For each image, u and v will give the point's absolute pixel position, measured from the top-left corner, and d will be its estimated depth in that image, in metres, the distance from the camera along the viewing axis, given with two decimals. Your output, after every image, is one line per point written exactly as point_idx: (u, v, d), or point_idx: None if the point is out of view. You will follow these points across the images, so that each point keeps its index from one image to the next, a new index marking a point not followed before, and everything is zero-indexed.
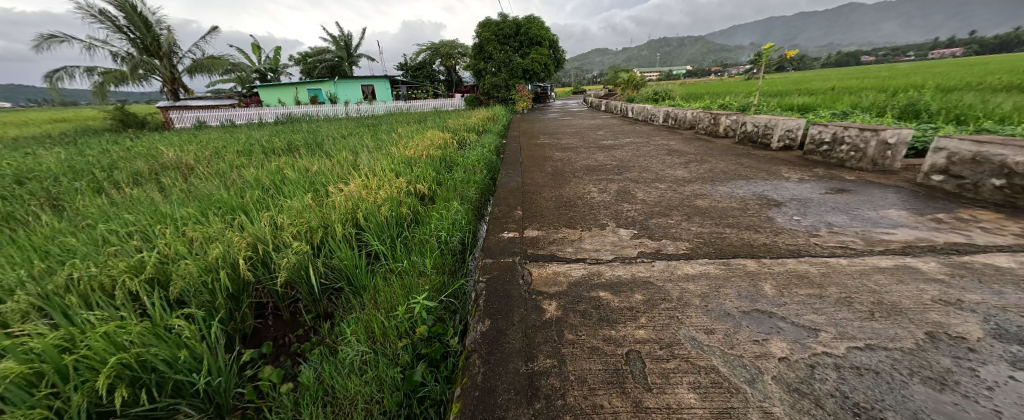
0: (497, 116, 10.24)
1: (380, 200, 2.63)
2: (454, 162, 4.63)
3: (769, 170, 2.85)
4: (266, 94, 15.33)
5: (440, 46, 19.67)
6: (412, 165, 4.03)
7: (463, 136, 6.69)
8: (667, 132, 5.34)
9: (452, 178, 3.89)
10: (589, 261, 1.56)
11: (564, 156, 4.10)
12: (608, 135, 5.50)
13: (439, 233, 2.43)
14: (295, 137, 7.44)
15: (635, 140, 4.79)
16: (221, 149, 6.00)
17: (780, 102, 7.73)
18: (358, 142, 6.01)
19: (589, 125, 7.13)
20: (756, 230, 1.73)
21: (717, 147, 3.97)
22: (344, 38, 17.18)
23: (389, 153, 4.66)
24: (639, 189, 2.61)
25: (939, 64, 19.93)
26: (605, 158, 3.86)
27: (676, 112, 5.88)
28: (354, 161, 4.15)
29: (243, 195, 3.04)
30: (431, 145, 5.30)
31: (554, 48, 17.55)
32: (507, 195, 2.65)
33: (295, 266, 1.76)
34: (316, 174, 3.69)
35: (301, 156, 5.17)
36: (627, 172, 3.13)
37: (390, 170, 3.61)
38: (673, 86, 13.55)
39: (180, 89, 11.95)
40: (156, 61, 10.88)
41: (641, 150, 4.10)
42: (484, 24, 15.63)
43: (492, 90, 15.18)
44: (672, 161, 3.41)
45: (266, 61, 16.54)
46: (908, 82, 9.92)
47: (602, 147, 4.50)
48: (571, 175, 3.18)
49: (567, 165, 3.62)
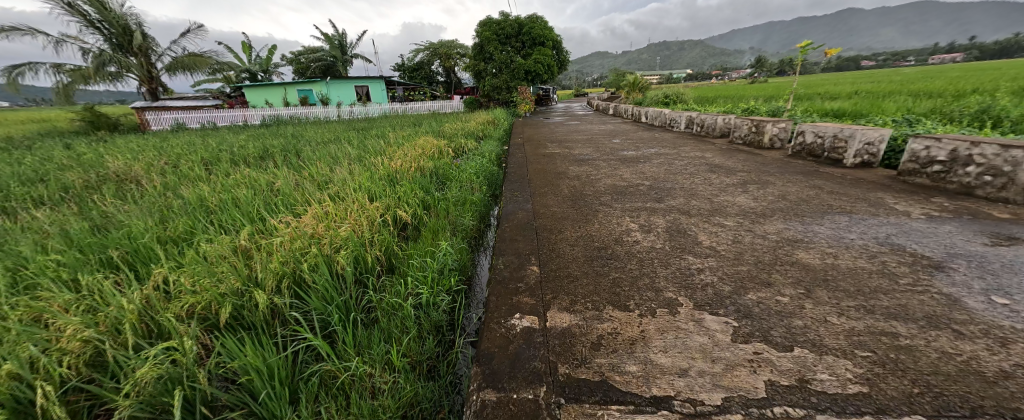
0: (498, 120, 9.53)
1: (340, 241, 1.92)
2: (448, 176, 3.97)
3: (867, 199, 2.13)
4: (254, 95, 14.61)
5: (438, 46, 18.97)
6: (396, 182, 3.36)
7: (459, 143, 5.97)
8: (696, 142, 4.63)
9: (443, 198, 3.22)
10: (681, 412, 0.82)
11: (581, 172, 3.38)
12: (627, 144, 4.83)
13: (421, 292, 1.73)
14: (273, 143, 6.74)
15: (661, 151, 4.09)
16: (183, 157, 5.30)
17: (811, 106, 7.02)
18: (339, 150, 5.30)
19: (601, 132, 6.41)
20: (957, 333, 0.99)
21: (768, 162, 3.25)
22: (338, 37, 16.51)
23: (373, 165, 4.00)
24: (697, 227, 1.90)
25: (951, 69, 19.35)
26: (632, 175, 3.15)
27: (702, 117, 5.20)
28: (327, 176, 3.47)
29: (166, 224, 2.34)
30: (422, 155, 4.64)
31: (558, 49, 16.83)
32: (513, 236, 1.92)
33: (159, 384, 1.04)
34: (273, 193, 3.01)
35: (271, 167, 4.46)
36: (669, 198, 2.42)
37: (367, 190, 2.93)
38: (684, 89, 12.84)
39: (159, 89, 11.28)
40: (132, 58, 10.25)
41: (673, 165, 3.40)
42: (484, 22, 14.95)
43: (493, 92, 14.51)
44: (722, 182, 2.70)
45: (255, 61, 15.87)
46: (940, 86, 9.24)
47: (624, 160, 3.78)
48: (597, 201, 2.46)
49: (587, 185, 2.92)
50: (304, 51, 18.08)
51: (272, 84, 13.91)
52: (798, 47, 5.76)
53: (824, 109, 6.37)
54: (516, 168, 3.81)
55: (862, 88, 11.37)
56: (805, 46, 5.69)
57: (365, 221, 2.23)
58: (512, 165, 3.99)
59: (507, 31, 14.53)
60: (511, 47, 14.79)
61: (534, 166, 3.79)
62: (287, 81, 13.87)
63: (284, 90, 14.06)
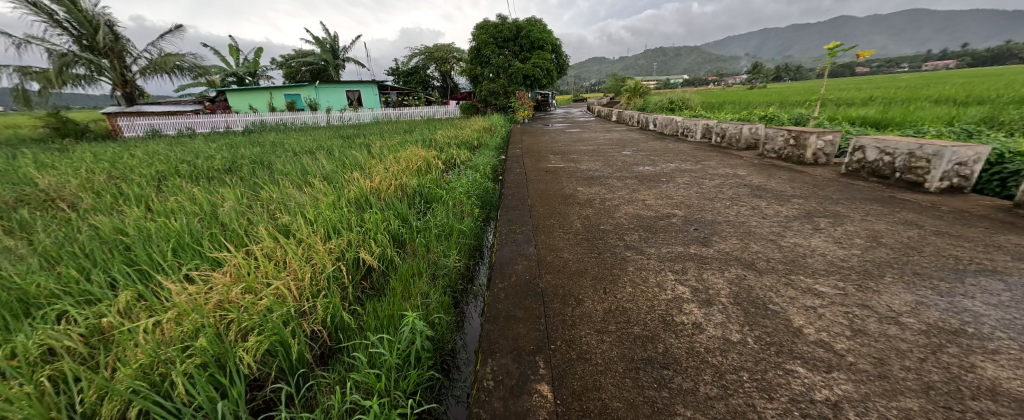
0: (495, 128, 8.97)
1: (254, 318, 1.32)
2: (433, 195, 3.40)
3: (1000, 246, 1.54)
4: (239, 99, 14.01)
5: (434, 50, 18.44)
6: (369, 208, 2.78)
7: (451, 154, 5.39)
8: (720, 154, 4.06)
9: (424, 228, 2.64)
10: None
11: (593, 195, 2.79)
12: (640, 157, 4.28)
13: (365, 409, 1.12)
14: (246, 153, 6.15)
15: (682, 168, 3.54)
16: (136, 170, 4.71)
17: (834, 113, 6.51)
18: (314, 163, 4.72)
19: (608, 142, 5.84)
20: None
21: (822, 183, 2.69)
22: (330, 41, 15.99)
23: (346, 183, 3.43)
24: (779, 297, 1.29)
25: (953, 75, 19.10)
26: (657, 200, 2.56)
27: (723, 126, 4.66)
28: (286, 198, 2.89)
29: (38, 274, 1.74)
30: (407, 170, 4.07)
31: (557, 53, 16.34)
32: (510, 310, 1.31)
33: None
34: (210, 225, 2.42)
35: (231, 184, 3.87)
36: (717, 239, 1.82)
37: (325, 218, 2.34)
38: (689, 95, 12.37)
39: (135, 93, 10.72)
40: (104, 60, 9.76)
41: (705, 187, 2.81)
42: (482, 25, 14.48)
43: (490, 97, 13.99)
44: (779, 214, 2.11)
45: (243, 65, 15.31)
46: (961, 92, 8.78)
47: (643, 179, 3.19)
48: (619, 243, 1.86)
49: (603, 216, 2.32)
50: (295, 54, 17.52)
51: (258, 88, 13.30)
52: (826, 49, 5.24)
53: (851, 116, 5.85)
54: (511, 187, 3.24)
55: (874, 94, 10.92)
56: (834, 47, 5.17)
57: (306, 276, 1.64)
58: (508, 184, 3.41)
59: (505, 35, 14.02)
60: (509, 51, 14.27)
61: (535, 185, 3.21)
62: (274, 85, 13.26)
63: (270, 94, 13.41)
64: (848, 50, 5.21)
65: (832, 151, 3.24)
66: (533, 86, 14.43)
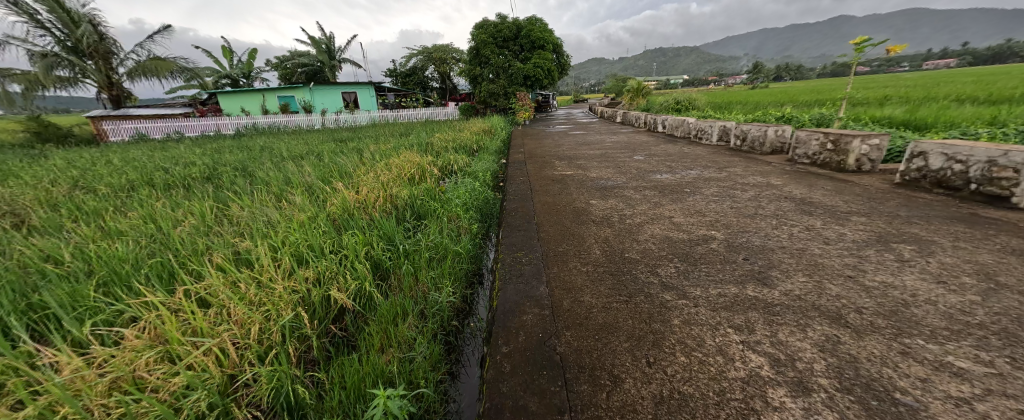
0: (495, 130, 8.59)
1: (162, 408, 0.95)
2: (426, 209, 3.04)
3: None
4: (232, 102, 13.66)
5: (433, 51, 18.11)
6: (351, 225, 2.42)
7: (448, 159, 5.02)
8: (744, 159, 3.69)
9: (413, 251, 2.26)
10: None
11: (609, 211, 2.41)
12: (654, 163, 3.92)
13: None
14: (230, 159, 5.78)
15: (705, 176, 3.17)
16: (105, 179, 4.35)
17: (855, 113, 6.14)
18: (300, 172, 4.36)
19: (616, 146, 5.47)
20: None
21: (878, 195, 2.31)
22: (326, 42, 15.68)
23: (329, 195, 3.06)
24: (905, 380, 0.90)
25: (961, 73, 18.76)
26: (686, 217, 2.18)
27: (743, 128, 4.30)
28: (257, 215, 2.51)
29: None
30: (399, 179, 3.71)
31: (558, 53, 15.98)
32: (519, 398, 0.92)
33: None
34: (158, 250, 2.04)
35: (204, 196, 3.50)
36: (778, 275, 1.43)
37: (296, 241, 1.97)
38: (695, 95, 12.03)
39: (122, 95, 10.39)
40: (89, 62, 9.44)
41: (738, 200, 2.43)
42: (481, 25, 14.14)
43: (490, 99, 13.64)
44: (844, 238, 1.72)
45: (236, 66, 14.97)
46: (981, 92, 8.44)
47: (663, 190, 2.82)
48: (652, 280, 1.48)
49: (625, 239, 1.94)
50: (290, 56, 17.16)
51: (251, 90, 12.94)
52: (852, 44, 4.86)
53: (876, 117, 5.48)
54: (513, 199, 2.87)
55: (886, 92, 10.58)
56: (861, 42, 4.79)
57: (252, 330, 1.26)
58: (510, 194, 3.04)
59: (505, 34, 13.66)
60: (509, 51, 13.92)
61: (541, 197, 2.83)
62: (267, 87, 12.90)
63: (263, 96, 13.04)
64: (877, 45, 4.83)
65: (877, 157, 2.86)
66: (534, 86, 14.10)
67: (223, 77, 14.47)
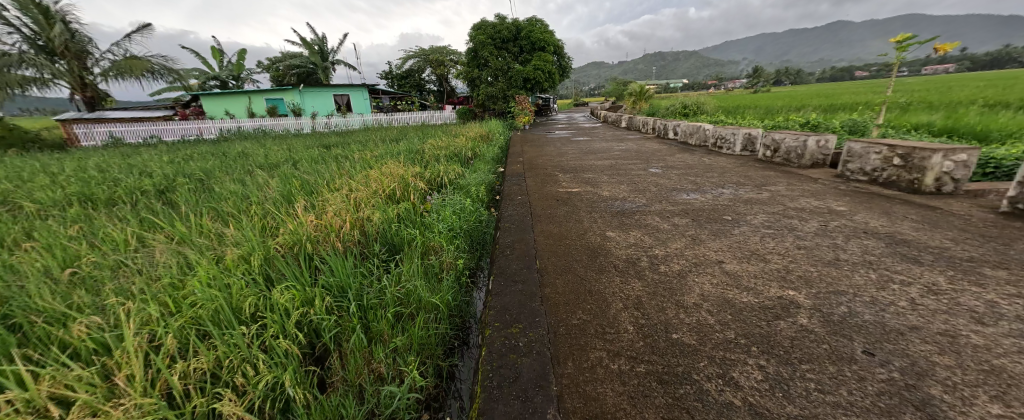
0: (492, 135, 8.05)
1: None
2: (403, 238, 2.49)
3: None
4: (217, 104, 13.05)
5: (430, 52, 17.61)
6: (297, 266, 1.86)
7: (437, 170, 4.46)
8: (783, 175, 3.13)
9: (371, 308, 1.69)
10: None
11: (635, 250, 1.84)
12: (674, 178, 3.37)
13: None
14: (196, 168, 5.20)
15: (744, 198, 2.61)
16: (36, 194, 3.76)
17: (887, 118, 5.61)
18: (264, 187, 3.80)
19: (626, 155, 4.91)
20: None
21: (992, 232, 1.75)
22: (319, 42, 15.17)
23: (282, 222, 2.50)
24: None
25: (968, 78, 18.37)
26: (743, 264, 1.60)
27: (775, 136, 3.75)
28: (176, 251, 1.94)
29: None
30: (376, 198, 3.17)
31: (558, 55, 15.52)
32: None
33: None
34: (10, 311, 1.46)
35: (137, 217, 2.92)
36: (950, 400, 0.85)
37: (201, 300, 1.40)
38: (703, 98, 11.53)
39: (97, 98, 9.82)
40: (61, 62, 8.87)
41: (804, 235, 1.86)
42: (479, 25, 13.63)
43: (488, 102, 13.12)
44: (1003, 313, 1.15)
45: (225, 68, 14.42)
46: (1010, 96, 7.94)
47: (697, 217, 2.25)
48: (731, 401, 0.90)
49: (666, 302, 1.35)
50: (281, 57, 16.63)
51: (237, 92, 12.38)
52: (893, 41, 4.34)
53: (916, 123, 4.95)
54: (505, 227, 2.31)
55: (901, 96, 10.14)
56: (903, 39, 4.28)
57: None
58: (503, 219, 2.48)
59: (504, 36, 13.17)
60: (508, 53, 13.41)
61: (543, 226, 2.25)
62: (254, 89, 12.34)
63: (250, 99, 12.47)
64: (922, 43, 4.29)
65: (964, 175, 2.31)
66: (534, 89, 13.60)
67: (210, 78, 13.92)
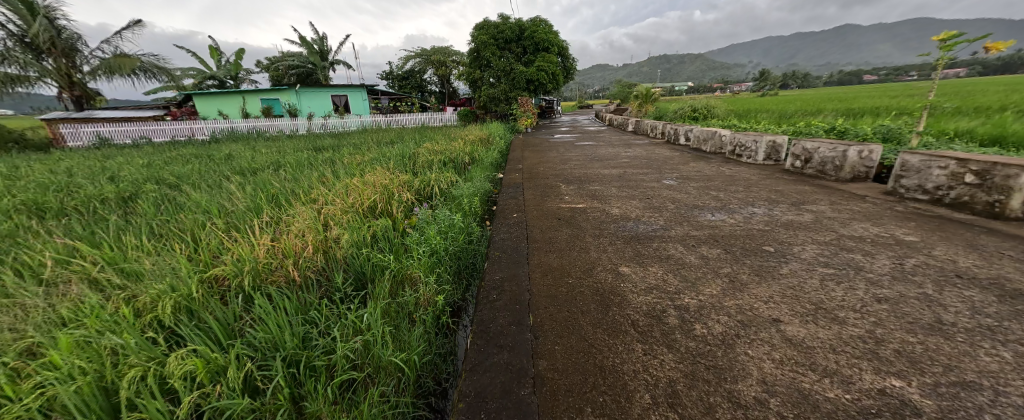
0: (492, 138, 7.66)
1: None
2: (374, 264, 2.11)
3: None
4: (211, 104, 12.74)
5: (432, 53, 17.30)
6: (227, 311, 1.48)
7: (428, 178, 4.07)
8: (821, 192, 2.71)
9: (311, 372, 1.31)
10: None
11: (659, 297, 1.42)
12: (693, 192, 2.96)
13: None
14: (171, 172, 4.85)
15: (782, 220, 2.20)
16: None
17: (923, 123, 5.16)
18: (234, 196, 3.43)
19: (635, 163, 4.50)
20: None
21: None
22: (318, 41, 14.92)
23: (234, 244, 2.13)
24: None
25: (987, 81, 17.77)
26: (810, 327, 1.17)
27: (807, 145, 3.33)
28: (82, 288, 1.56)
29: None
30: (353, 212, 2.79)
31: (562, 56, 15.13)
32: None
33: None
34: None
35: (77, 232, 2.56)
36: None
37: (60, 378, 1.03)
38: (713, 102, 11.11)
39: (86, 97, 9.56)
40: (48, 61, 8.60)
41: (879, 280, 1.43)
42: (482, 25, 13.27)
43: (490, 104, 12.74)
44: None
45: (222, 68, 14.18)
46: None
47: (731, 246, 1.84)
48: None
49: (712, 394, 0.94)
50: (281, 56, 16.37)
51: (231, 92, 12.10)
52: (936, 40, 3.96)
53: (958, 129, 4.50)
54: (495, 256, 1.90)
55: (925, 100, 9.61)
56: (948, 37, 3.86)
57: None
58: (491, 243, 2.08)
59: (507, 36, 12.81)
60: (511, 53, 13.05)
61: (540, 257, 1.84)
62: (250, 89, 12.06)
63: (244, 99, 12.19)
64: (970, 41, 3.86)
65: None
66: (538, 91, 13.20)
67: (207, 77, 13.67)
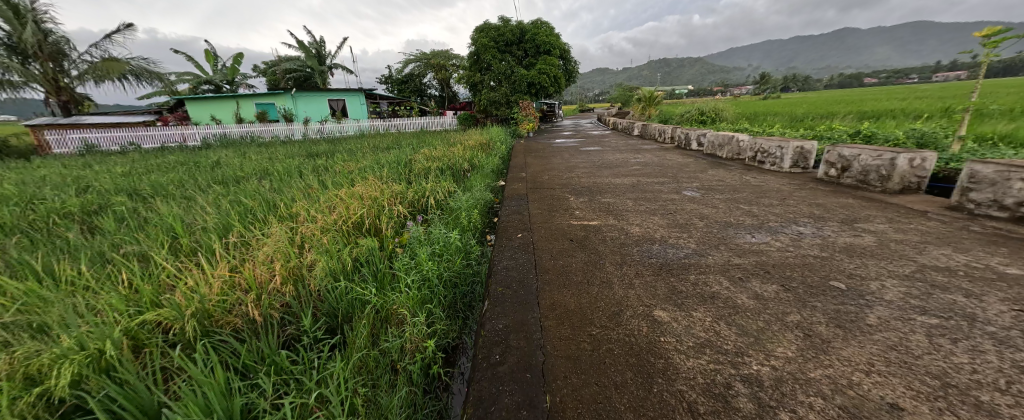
0: (493, 143, 7.34)
1: None
2: (353, 299, 1.76)
3: None
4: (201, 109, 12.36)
5: (431, 56, 17.06)
6: (146, 378, 1.13)
7: (423, 188, 3.74)
8: (871, 207, 2.37)
9: None
10: None
11: (718, 361, 1.07)
12: (721, 206, 2.62)
13: None
14: (149, 181, 4.53)
15: (838, 243, 1.85)
16: None
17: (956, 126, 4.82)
18: (208, 210, 3.10)
19: (648, 171, 4.17)
20: None
21: None
22: (315, 45, 14.69)
23: (184, 273, 1.78)
24: None
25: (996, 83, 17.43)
26: None
27: (845, 152, 3.00)
28: None
29: None
30: (336, 230, 2.44)
31: (564, 59, 14.86)
32: None
33: None
34: None
35: (12, 256, 2.22)
36: None
37: None
38: (721, 105, 10.79)
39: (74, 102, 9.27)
40: (35, 65, 8.32)
41: (1010, 339, 1.07)
42: (482, 28, 13.02)
43: (491, 107, 12.44)
44: None
45: (218, 72, 13.94)
46: None
47: (789, 282, 1.49)
48: None
49: None
50: (277, 60, 16.13)
51: (225, 96, 11.83)
52: (978, 36, 3.64)
53: (998, 132, 4.15)
54: (497, 292, 1.55)
55: (941, 101, 9.28)
56: (992, 33, 3.54)
57: None
58: (493, 273, 1.73)
59: (508, 38, 12.54)
60: (512, 56, 12.78)
61: (553, 295, 1.49)
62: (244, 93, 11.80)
63: (238, 103, 11.91)
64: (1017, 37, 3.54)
65: None
66: (539, 94, 12.92)
67: (202, 82, 13.42)
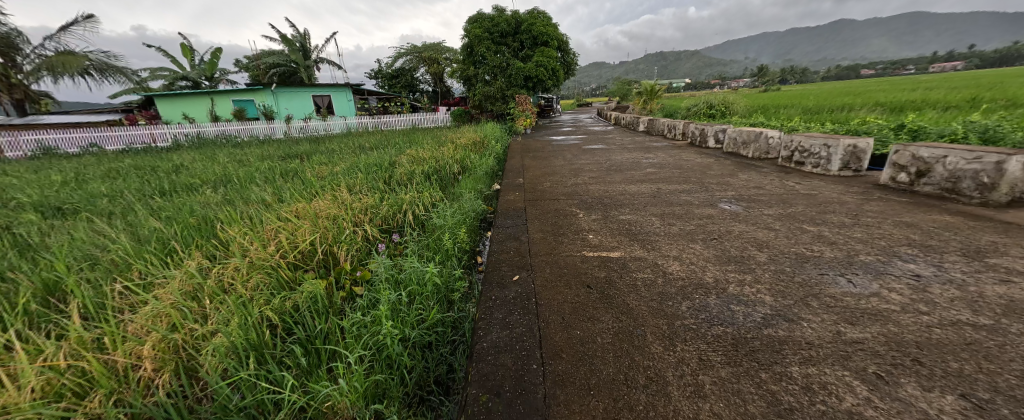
0: (487, 141, 6.69)
1: None
2: (263, 397, 1.17)
3: None
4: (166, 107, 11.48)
5: (423, 50, 16.33)
6: None
7: (401, 199, 3.10)
8: (985, 230, 1.78)
9: None
10: None
11: None
12: (777, 226, 2.03)
13: None
14: (85, 192, 3.90)
15: (989, 297, 1.25)
16: None
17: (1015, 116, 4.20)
18: (121, 234, 2.47)
19: (666, 174, 3.57)
20: None
21: None
22: (299, 37, 13.93)
23: (2, 366, 1.18)
24: None
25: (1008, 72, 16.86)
26: None
27: (922, 153, 2.40)
28: None
29: None
30: (270, 268, 1.84)
31: (561, 50, 14.15)
32: None
33: None
34: None
35: None
36: None
37: None
38: (730, 97, 10.17)
39: (28, 99, 8.55)
40: None
41: None
42: (474, 19, 12.31)
43: (485, 102, 11.82)
44: None
45: (197, 68, 13.20)
46: None
47: (977, 392, 0.88)
48: None
49: None
50: (261, 55, 15.36)
51: (198, 93, 11.11)
52: None
53: None
54: (480, 406, 0.96)
55: (967, 91, 8.67)
56: None
57: None
58: (474, 357, 1.13)
59: (503, 29, 11.83)
60: (508, 48, 12.09)
61: (570, 416, 0.91)
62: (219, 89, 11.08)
63: (212, 100, 11.19)
64: None
65: None
66: (537, 88, 12.25)
67: (179, 78, 12.72)
